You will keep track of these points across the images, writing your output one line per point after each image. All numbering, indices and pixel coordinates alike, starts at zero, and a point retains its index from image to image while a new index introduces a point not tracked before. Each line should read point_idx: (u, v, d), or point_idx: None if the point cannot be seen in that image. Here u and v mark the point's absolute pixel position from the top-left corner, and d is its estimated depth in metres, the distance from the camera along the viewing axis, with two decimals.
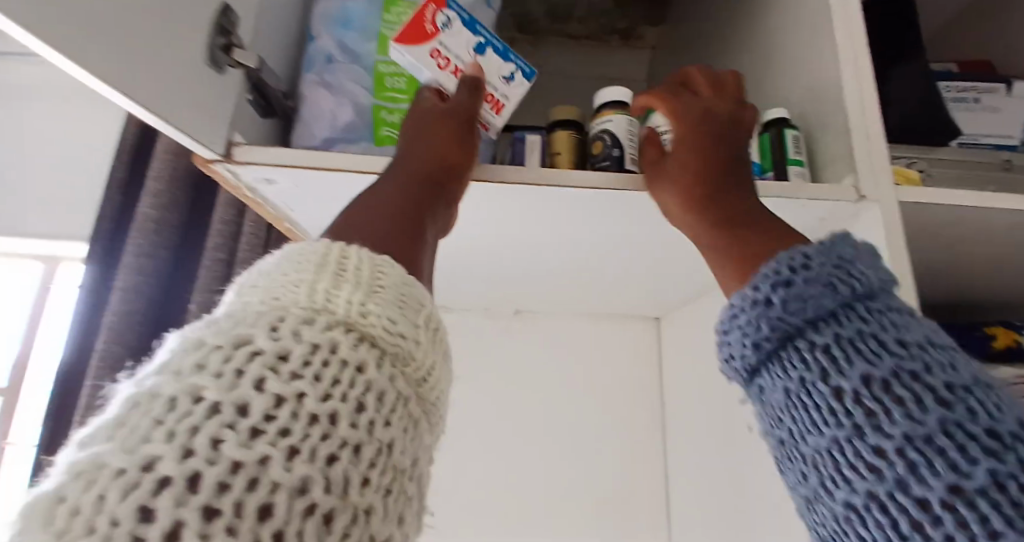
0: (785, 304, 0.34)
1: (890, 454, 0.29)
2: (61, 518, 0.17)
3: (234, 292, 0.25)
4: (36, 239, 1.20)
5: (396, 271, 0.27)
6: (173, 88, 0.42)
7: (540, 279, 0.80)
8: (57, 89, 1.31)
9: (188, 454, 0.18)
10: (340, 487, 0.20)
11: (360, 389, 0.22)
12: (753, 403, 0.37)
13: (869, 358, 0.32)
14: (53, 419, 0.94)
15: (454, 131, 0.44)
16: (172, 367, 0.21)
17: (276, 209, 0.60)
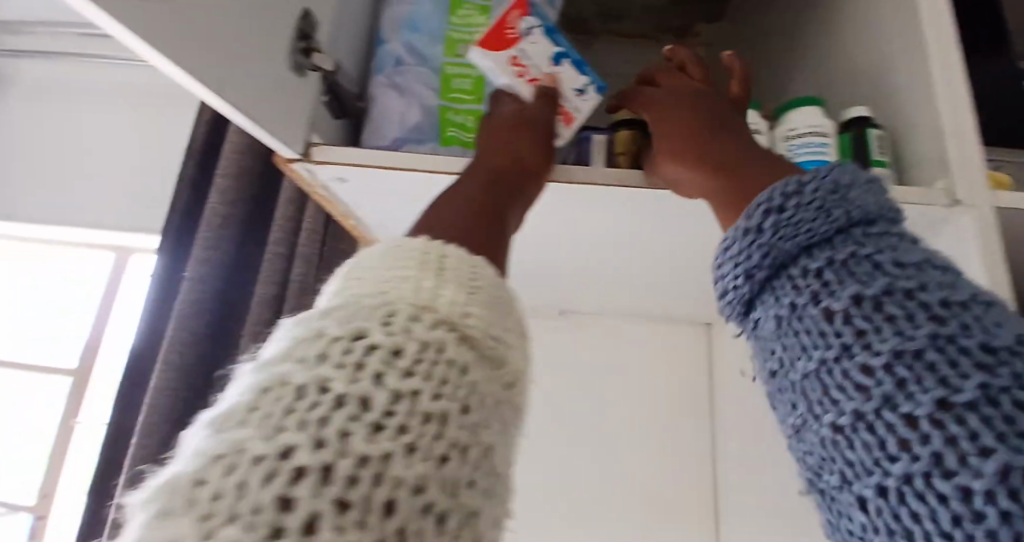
0: (777, 231, 0.36)
1: (877, 372, 0.29)
2: (206, 500, 0.19)
3: (341, 288, 0.29)
4: (109, 231, 1.27)
5: (488, 277, 0.30)
6: (257, 89, 0.45)
7: (595, 280, 0.81)
8: (130, 89, 1.38)
9: (320, 445, 0.21)
10: (451, 488, 0.22)
11: (464, 390, 0.24)
12: (750, 337, 0.38)
13: (862, 280, 0.32)
14: (123, 400, 1.00)
15: (529, 137, 0.45)
16: (298, 355, 0.24)
17: (345, 208, 0.62)
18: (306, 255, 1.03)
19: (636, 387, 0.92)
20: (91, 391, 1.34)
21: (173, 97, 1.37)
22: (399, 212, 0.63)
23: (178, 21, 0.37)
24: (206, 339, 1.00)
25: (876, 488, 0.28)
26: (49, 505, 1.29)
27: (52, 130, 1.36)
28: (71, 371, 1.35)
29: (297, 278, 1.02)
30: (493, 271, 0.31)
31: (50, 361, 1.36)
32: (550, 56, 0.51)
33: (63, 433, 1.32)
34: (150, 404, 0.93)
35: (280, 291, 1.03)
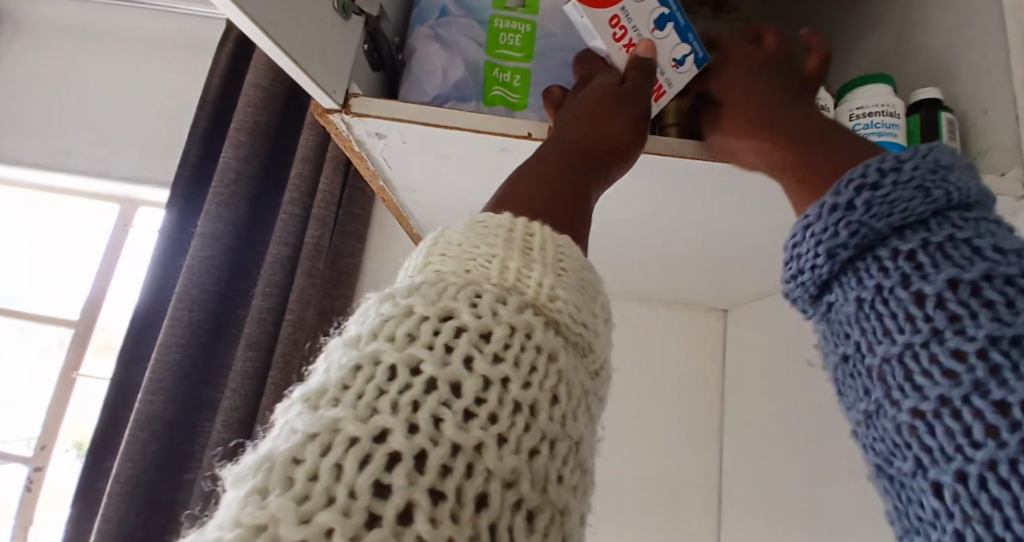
0: (870, 207, 0.30)
1: (970, 356, 0.25)
2: (302, 480, 0.18)
3: (420, 259, 0.26)
4: (116, 181, 1.23)
5: (574, 254, 0.26)
6: (298, 29, 0.42)
7: (622, 264, 0.78)
8: (141, 37, 1.33)
9: (413, 429, 0.19)
10: (540, 483, 0.20)
11: (553, 379, 0.22)
12: (818, 323, 0.33)
13: (957, 261, 0.27)
14: (127, 357, 0.97)
15: (611, 103, 0.40)
16: (385, 332, 0.22)
17: (376, 166, 0.58)
18: (321, 218, 1.00)
19: (655, 370, 0.90)
20: (92, 344, 1.31)
21: (185, 45, 1.32)
22: (432, 174, 0.59)
23: None
24: (215, 300, 0.97)
25: (955, 475, 0.25)
26: (47, 458, 1.27)
27: (60, 74, 1.31)
28: (72, 324, 1.32)
29: (311, 241, 0.99)
30: (579, 251, 0.27)
31: (52, 312, 1.34)
32: (652, 20, 0.46)
33: (64, 385, 1.30)
34: (155, 361, 0.90)
35: (293, 254, 1.00)
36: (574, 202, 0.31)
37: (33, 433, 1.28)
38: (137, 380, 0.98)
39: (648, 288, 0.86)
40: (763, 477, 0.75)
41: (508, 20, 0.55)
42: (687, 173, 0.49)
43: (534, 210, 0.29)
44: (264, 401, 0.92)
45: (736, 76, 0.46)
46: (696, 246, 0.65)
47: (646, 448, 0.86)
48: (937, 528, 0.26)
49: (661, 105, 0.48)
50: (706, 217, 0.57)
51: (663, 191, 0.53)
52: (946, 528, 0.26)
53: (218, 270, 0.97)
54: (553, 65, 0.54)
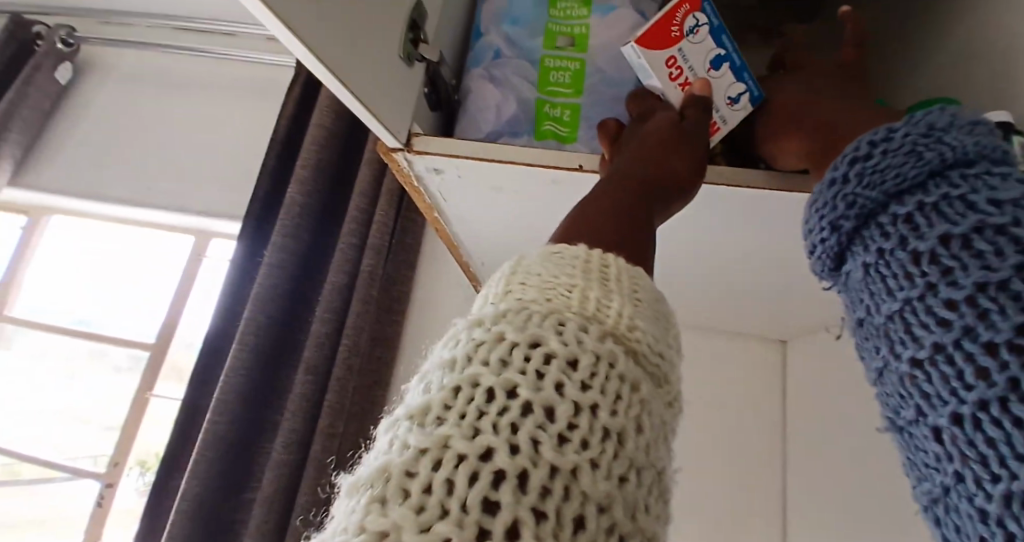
0: (862, 178, 0.30)
1: (960, 304, 0.25)
2: (417, 492, 0.20)
3: (499, 285, 0.28)
4: (189, 214, 1.31)
5: (648, 286, 0.28)
6: (368, 78, 0.46)
7: (675, 295, 0.78)
8: (215, 82, 1.43)
9: (514, 449, 0.21)
10: (630, 510, 0.22)
11: (637, 408, 0.23)
12: (839, 292, 0.32)
13: (952, 216, 0.26)
14: (199, 378, 1.03)
15: (671, 137, 0.42)
16: (479, 357, 0.24)
17: (432, 199, 0.62)
18: (377, 247, 1.05)
19: (707, 397, 0.90)
20: (163, 368, 1.39)
21: (254, 88, 1.41)
22: (486, 205, 0.62)
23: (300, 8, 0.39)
24: (277, 325, 1.02)
25: (951, 418, 0.24)
26: (117, 476, 1.34)
27: (143, 116, 1.42)
28: (146, 347, 1.40)
29: (367, 269, 1.03)
30: (651, 281, 0.29)
31: (127, 337, 1.42)
32: (708, 60, 0.49)
33: (137, 406, 1.37)
34: (223, 383, 0.95)
35: (350, 281, 1.04)
36: (637, 231, 0.33)
37: (103, 451, 1.37)
38: (205, 399, 1.03)
39: (699, 316, 0.87)
40: (825, 508, 0.73)
41: (558, 60, 0.57)
42: (735, 202, 0.50)
43: (603, 240, 0.31)
44: (319, 422, 0.96)
45: (803, 93, 0.45)
46: (749, 273, 0.65)
47: (701, 475, 0.86)
48: (940, 471, 0.25)
49: (716, 140, 0.48)
50: (758, 243, 0.57)
51: (712, 218, 0.54)
52: (947, 470, 0.25)
53: (281, 299, 1.03)
54: (602, 100, 0.56)
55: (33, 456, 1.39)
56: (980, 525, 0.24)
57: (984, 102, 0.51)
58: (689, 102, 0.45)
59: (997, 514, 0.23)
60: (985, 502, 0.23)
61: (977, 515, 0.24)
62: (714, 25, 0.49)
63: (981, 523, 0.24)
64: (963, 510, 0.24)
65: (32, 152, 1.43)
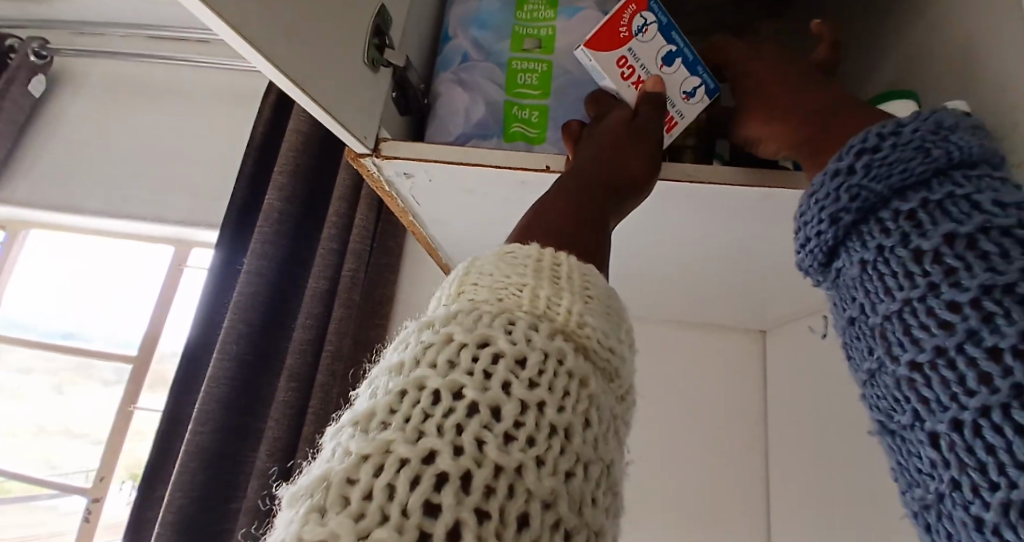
0: (869, 169, 0.31)
1: (964, 307, 0.26)
2: (357, 499, 0.20)
3: (452, 287, 0.29)
4: (168, 224, 1.30)
5: (600, 282, 0.29)
6: (334, 86, 0.46)
7: (652, 291, 0.79)
8: (190, 90, 1.42)
9: (458, 451, 0.21)
10: (577, 505, 0.22)
11: (585, 403, 0.24)
12: (828, 290, 0.33)
13: (957, 216, 0.28)
14: (179, 388, 1.02)
15: (628, 137, 0.42)
16: (427, 359, 0.24)
17: (405, 203, 0.62)
18: (357, 251, 1.05)
19: (688, 391, 0.90)
20: (148, 379, 1.38)
21: (230, 96, 1.40)
22: (459, 208, 0.62)
23: (257, 20, 0.39)
24: (258, 333, 1.02)
25: (951, 424, 0.25)
26: (104, 490, 1.33)
27: (119, 128, 1.41)
28: (129, 359, 1.39)
29: (348, 274, 1.03)
30: (604, 279, 0.30)
31: (111, 348, 1.41)
32: (660, 57, 0.49)
33: (123, 418, 1.36)
34: (205, 393, 0.95)
35: (331, 287, 1.04)
36: (592, 231, 0.34)
37: (91, 465, 1.35)
38: (187, 410, 1.03)
39: (679, 312, 0.87)
40: (808, 498, 0.74)
41: (525, 62, 0.58)
42: (701, 198, 0.50)
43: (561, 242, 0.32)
44: (304, 429, 0.95)
45: (777, 83, 0.44)
46: (721, 267, 0.66)
47: (687, 471, 0.86)
48: (935, 478, 0.26)
49: (674, 135, 0.49)
50: (730, 236, 0.58)
51: (681, 214, 0.54)
52: (942, 477, 0.26)
53: (262, 306, 1.02)
54: (569, 100, 0.57)
55: (21, 474, 1.39)
56: (975, 533, 0.25)
57: (942, 93, 0.52)
58: (644, 102, 0.46)
59: (994, 522, 0.24)
60: (982, 510, 0.24)
61: (972, 523, 0.25)
62: (663, 22, 0.49)
63: (976, 531, 0.25)
64: (957, 517, 0.26)
65: (8, 167, 1.41)
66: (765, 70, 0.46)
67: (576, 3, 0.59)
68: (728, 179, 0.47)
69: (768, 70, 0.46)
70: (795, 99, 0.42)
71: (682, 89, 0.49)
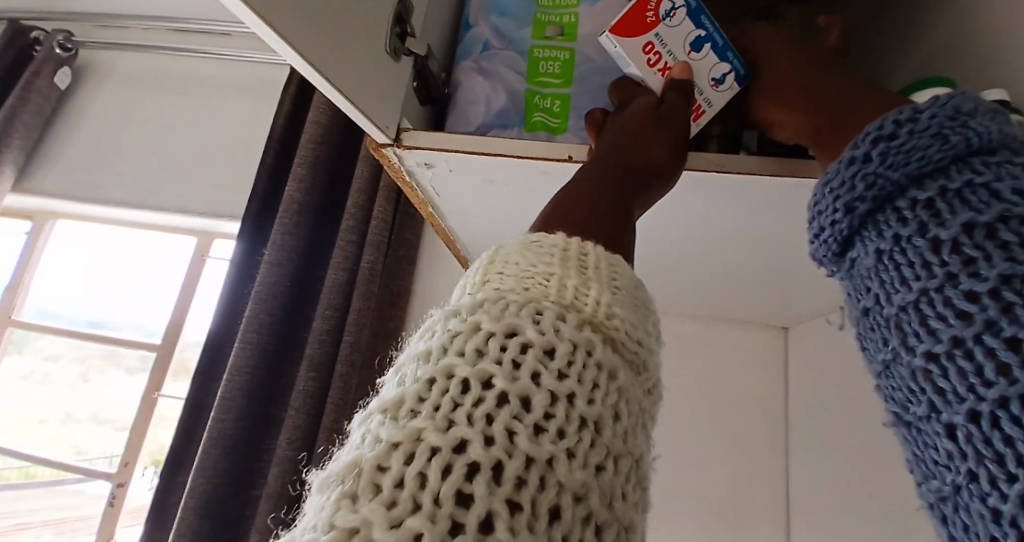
0: (885, 158, 0.30)
1: (983, 297, 0.25)
2: (389, 486, 0.20)
3: (476, 276, 0.28)
4: (190, 215, 1.32)
5: (627, 272, 0.28)
6: (357, 75, 0.46)
7: (673, 284, 0.78)
8: (212, 82, 1.44)
9: (489, 440, 0.21)
10: (608, 499, 0.22)
11: (615, 396, 0.24)
12: (843, 281, 0.32)
13: (976, 205, 0.27)
14: (203, 376, 1.04)
15: (651, 124, 0.42)
16: (454, 348, 0.24)
17: (426, 194, 0.62)
18: (376, 243, 1.05)
19: (708, 384, 0.90)
20: (171, 368, 1.40)
21: (252, 88, 1.41)
22: (479, 199, 0.62)
23: (283, 8, 0.39)
24: (279, 323, 1.02)
25: (967, 415, 0.24)
26: (128, 475, 1.35)
27: (142, 119, 1.43)
28: (153, 348, 1.41)
29: (367, 265, 1.03)
30: (631, 269, 0.29)
31: (137, 337, 1.43)
32: (688, 42, 0.48)
33: (146, 405, 1.38)
34: (227, 381, 0.96)
35: (350, 277, 1.05)
36: (617, 220, 0.33)
37: (115, 451, 1.38)
38: (208, 398, 1.04)
39: (700, 305, 0.86)
40: (829, 494, 0.73)
41: (547, 50, 0.57)
42: (727, 188, 0.49)
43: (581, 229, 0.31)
44: (323, 418, 0.96)
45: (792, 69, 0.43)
46: (743, 259, 0.65)
47: (706, 465, 0.86)
48: (952, 470, 0.25)
49: (701, 123, 0.48)
50: (753, 229, 0.57)
51: (704, 206, 0.53)
52: (959, 469, 0.25)
53: (284, 296, 1.03)
54: (591, 89, 0.56)
55: (48, 459, 1.42)
56: (993, 525, 0.24)
57: (977, 82, 0.51)
58: (675, 90, 0.45)
59: (1011, 514, 0.23)
60: (999, 502, 0.23)
61: (989, 515, 0.24)
62: (692, 7, 0.48)
63: (993, 522, 0.24)
64: (973, 509, 0.24)
65: (36, 157, 1.44)
66: (778, 58, 0.45)
67: None
68: (754, 169, 0.46)
69: (791, 55, 0.44)
70: (809, 83, 0.41)
71: (710, 76, 0.48)
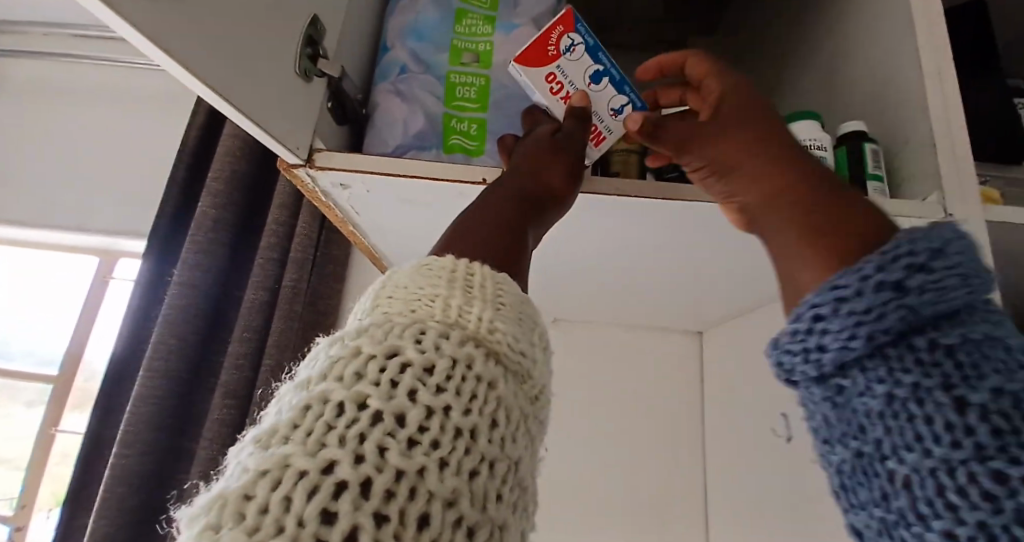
0: (922, 292, 0.28)
1: (1012, 480, 0.24)
2: (253, 513, 0.20)
3: (367, 307, 0.28)
4: (93, 233, 1.25)
5: (514, 289, 0.29)
6: (262, 99, 0.45)
7: (593, 296, 0.81)
8: (120, 92, 1.37)
9: (359, 459, 0.21)
10: (480, 502, 0.22)
11: (492, 405, 0.24)
12: (821, 405, 0.30)
13: (998, 369, 0.26)
14: (103, 408, 0.97)
15: (554, 154, 0.43)
16: (334, 372, 0.24)
17: (344, 215, 0.61)
18: (299, 261, 1.02)
19: (627, 395, 0.91)
20: (72, 398, 1.32)
21: (163, 100, 1.35)
22: (399, 219, 0.62)
23: (179, 30, 0.38)
24: (192, 348, 0.98)
25: None
26: (28, 518, 1.26)
27: (38, 130, 1.34)
28: (52, 378, 1.32)
29: (289, 284, 1.00)
30: (517, 286, 0.30)
31: (32, 367, 1.34)
32: (587, 75, 0.50)
33: (43, 442, 1.30)
34: (131, 412, 0.91)
35: (272, 298, 1.01)
36: (516, 242, 0.34)
37: (11, 493, 1.27)
38: (109, 431, 0.98)
39: (618, 314, 0.89)
40: (744, 496, 0.77)
41: (464, 75, 0.59)
42: (636, 207, 0.52)
43: (490, 258, 0.32)
44: None
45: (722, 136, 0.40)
46: (655, 271, 0.68)
47: (630, 477, 0.87)
48: None
49: (600, 150, 0.50)
50: (664, 244, 0.59)
51: (616, 222, 0.56)
52: None
53: (196, 319, 0.98)
54: (507, 114, 0.58)
55: None
56: None
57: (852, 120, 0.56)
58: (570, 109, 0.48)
59: None
60: None
61: None
62: (591, 44, 0.51)
63: None
64: None
65: None
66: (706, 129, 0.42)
67: (512, 19, 0.61)
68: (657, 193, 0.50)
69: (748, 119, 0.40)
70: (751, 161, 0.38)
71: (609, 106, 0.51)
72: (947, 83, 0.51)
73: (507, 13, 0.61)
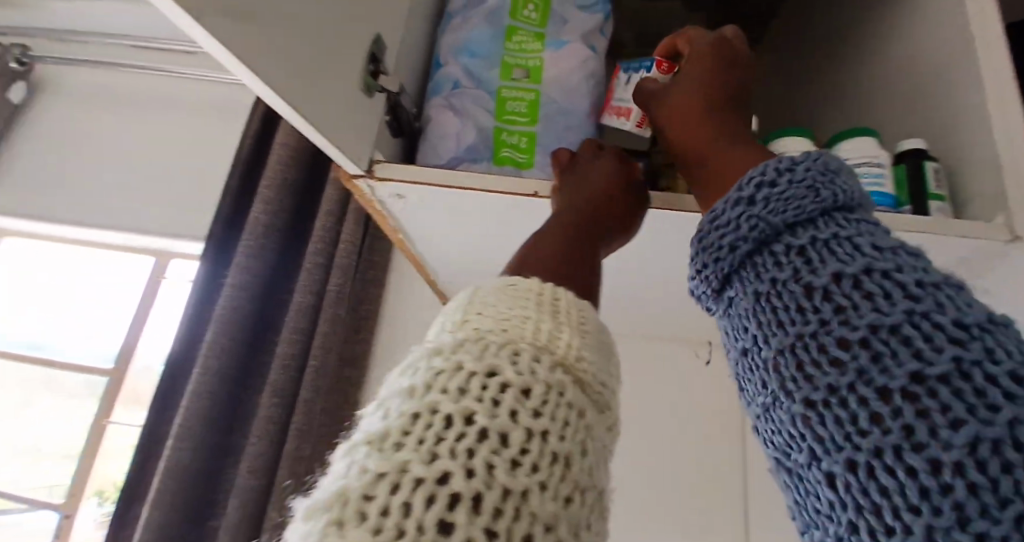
0: (767, 204, 0.32)
1: (854, 345, 0.26)
2: (375, 515, 0.21)
3: (445, 319, 0.30)
4: (146, 235, 1.30)
5: (594, 320, 0.31)
6: (328, 110, 0.48)
7: (633, 307, 0.82)
8: (176, 101, 1.43)
9: (470, 472, 0.22)
10: (573, 527, 0.24)
11: (582, 434, 0.26)
12: (724, 319, 0.34)
13: (842, 258, 0.29)
14: (159, 403, 1.02)
15: (613, 184, 0.46)
16: (439, 385, 0.25)
17: (397, 225, 0.64)
18: (343, 266, 1.05)
19: (665, 405, 0.92)
20: (122, 393, 1.37)
21: (217, 110, 1.41)
22: (448, 230, 0.64)
23: (259, 49, 0.40)
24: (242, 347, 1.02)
25: (845, 464, 0.26)
26: (77, 505, 1.32)
27: (101, 136, 1.41)
28: (106, 372, 1.38)
29: (335, 289, 1.03)
30: (595, 313, 0.32)
31: (86, 361, 1.40)
32: None
33: (95, 432, 1.35)
34: (185, 408, 0.95)
35: (318, 302, 1.05)
36: (577, 262, 0.36)
37: (61, 481, 1.33)
38: (164, 425, 1.02)
39: (659, 325, 0.89)
40: None
41: (516, 90, 0.60)
42: (684, 221, 0.53)
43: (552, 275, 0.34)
44: (286, 447, 0.95)
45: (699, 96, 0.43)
46: None
47: (668, 488, 0.87)
48: (834, 519, 0.27)
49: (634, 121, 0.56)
50: None
51: (663, 235, 0.57)
52: (841, 519, 0.26)
53: (246, 319, 1.03)
54: (556, 129, 0.60)
55: None
56: None
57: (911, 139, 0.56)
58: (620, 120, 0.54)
59: None
60: None
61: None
62: None
63: None
64: None
65: None
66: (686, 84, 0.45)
67: (561, 37, 0.63)
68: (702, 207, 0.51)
69: (694, 86, 0.44)
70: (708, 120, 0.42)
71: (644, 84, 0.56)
72: (1003, 101, 0.51)
73: (556, 31, 0.64)
